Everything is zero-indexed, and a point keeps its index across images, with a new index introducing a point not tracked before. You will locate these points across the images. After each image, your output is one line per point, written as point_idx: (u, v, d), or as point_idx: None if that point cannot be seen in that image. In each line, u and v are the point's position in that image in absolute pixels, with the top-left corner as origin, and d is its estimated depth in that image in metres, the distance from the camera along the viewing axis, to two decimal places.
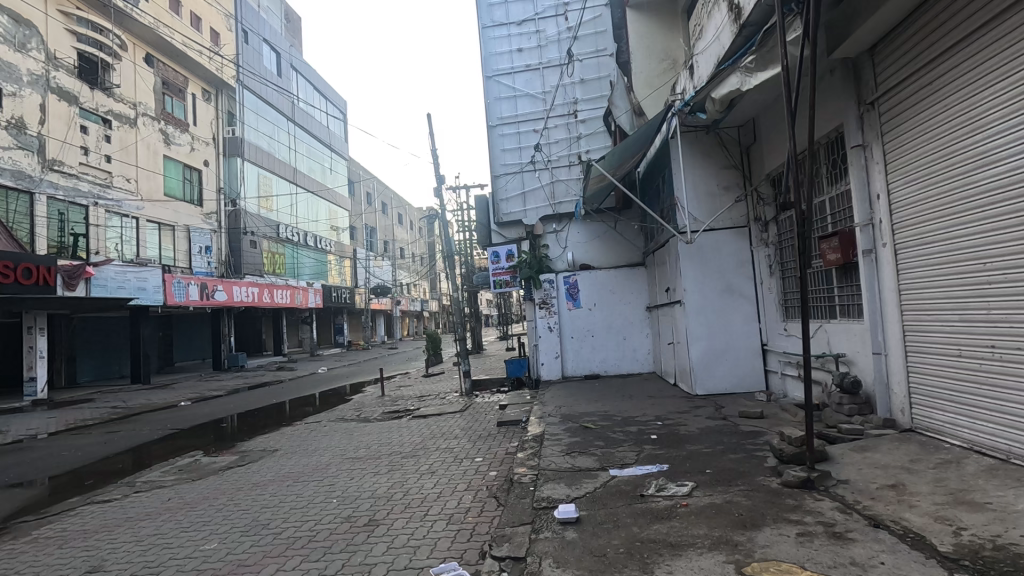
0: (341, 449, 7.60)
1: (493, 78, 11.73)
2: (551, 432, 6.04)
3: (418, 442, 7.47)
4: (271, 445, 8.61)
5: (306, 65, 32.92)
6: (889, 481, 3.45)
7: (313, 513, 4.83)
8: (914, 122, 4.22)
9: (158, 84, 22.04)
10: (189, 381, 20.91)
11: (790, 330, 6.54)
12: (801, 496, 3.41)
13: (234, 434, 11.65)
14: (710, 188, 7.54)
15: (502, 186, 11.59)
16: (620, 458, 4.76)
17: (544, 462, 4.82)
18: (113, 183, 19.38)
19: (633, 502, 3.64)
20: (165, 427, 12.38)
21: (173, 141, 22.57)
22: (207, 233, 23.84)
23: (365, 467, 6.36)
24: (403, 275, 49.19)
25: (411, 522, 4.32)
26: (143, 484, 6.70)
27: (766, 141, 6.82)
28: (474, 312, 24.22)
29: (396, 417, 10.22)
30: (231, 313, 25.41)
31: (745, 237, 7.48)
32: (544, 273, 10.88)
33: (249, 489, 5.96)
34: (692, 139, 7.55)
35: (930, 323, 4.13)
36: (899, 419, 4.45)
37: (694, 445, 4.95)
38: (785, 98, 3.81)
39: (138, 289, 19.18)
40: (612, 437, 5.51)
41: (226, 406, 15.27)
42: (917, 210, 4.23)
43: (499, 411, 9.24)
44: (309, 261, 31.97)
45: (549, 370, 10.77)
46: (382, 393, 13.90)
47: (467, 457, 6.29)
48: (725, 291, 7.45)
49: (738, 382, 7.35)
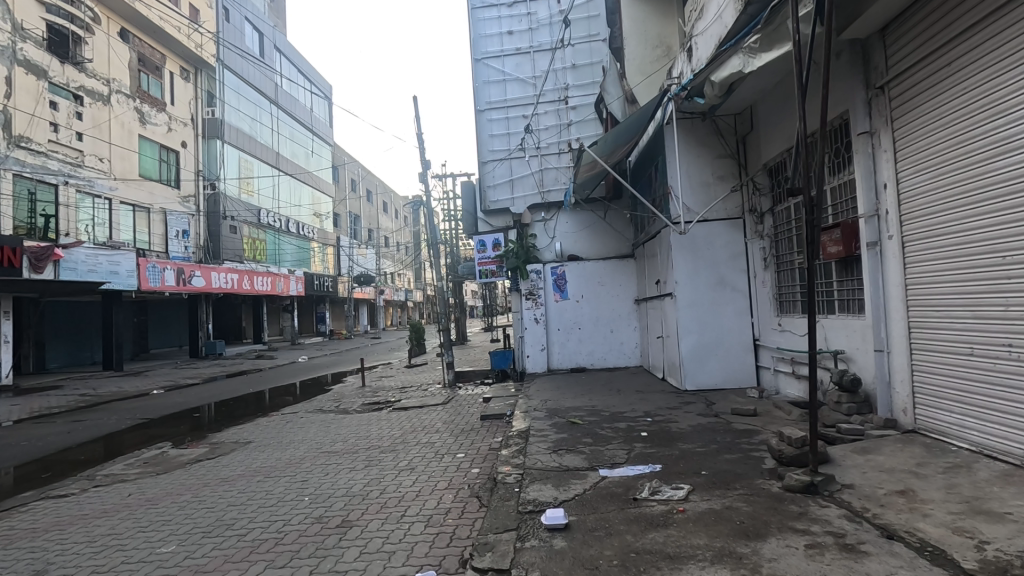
0: (317, 441, 7.27)
1: (481, 62, 11.36)
2: (537, 428, 5.79)
3: (397, 435, 7.17)
4: (245, 436, 8.25)
5: (290, 47, 32.08)
6: (897, 487, 3.24)
7: (283, 513, 4.52)
8: (928, 107, 3.99)
9: (133, 61, 21.24)
10: (164, 369, 20.29)
11: (784, 325, 6.36)
12: (805, 502, 3.19)
13: (208, 424, 11.23)
14: (704, 177, 7.30)
15: (489, 173, 11.24)
16: (609, 456, 4.52)
17: (529, 460, 4.57)
18: (85, 163, 18.64)
19: (626, 507, 3.40)
20: (135, 416, 11.91)
21: (149, 121, 21.81)
22: (184, 217, 23.14)
23: (341, 463, 6.05)
24: (387, 263, 48.56)
25: (386, 524, 4.04)
26: (104, 478, 6.32)
27: (764, 130, 6.61)
28: (459, 303, 23.85)
29: (376, 409, 9.89)
30: (209, 299, 24.76)
31: (739, 229, 7.26)
32: (530, 264, 10.63)
33: (215, 484, 5.62)
34: (687, 126, 7.30)
35: (938, 320, 3.95)
36: (901, 419, 4.27)
37: (687, 444, 4.72)
38: (797, 75, 3.55)
39: (111, 273, 18.49)
40: (600, 434, 5.26)
41: (200, 395, 14.77)
42: (928, 200, 4.02)
43: (483, 404, 8.98)
44: (291, 247, 31.27)
45: (534, 363, 10.51)
46: (363, 384, 13.56)
47: (449, 453, 6.01)
48: (717, 283, 7.23)
49: (729, 377, 7.16)
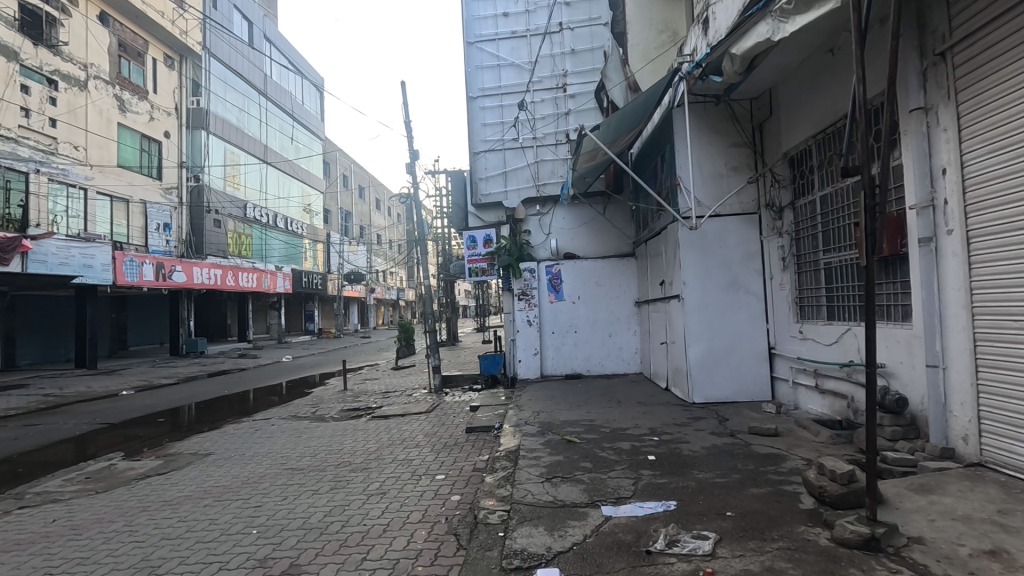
0: (282, 455, 6.51)
1: (474, 45, 10.60)
2: (528, 447, 5.08)
3: (372, 450, 6.42)
4: (206, 446, 7.48)
5: (280, 37, 31.20)
6: (983, 546, 2.56)
7: (222, 552, 3.77)
8: (1008, 75, 3.29)
9: (114, 45, 20.38)
10: (140, 368, 19.41)
11: (805, 332, 5.69)
12: (869, 567, 2.51)
13: (172, 428, 10.40)
14: (717, 168, 6.61)
15: (480, 165, 10.51)
16: (613, 487, 3.81)
17: (517, 492, 3.83)
18: (59, 150, 17.79)
19: (637, 563, 2.72)
20: (95, 420, 11.06)
21: (129, 109, 20.93)
22: (166, 209, 22.24)
23: (303, 484, 5.29)
24: (378, 261, 47.75)
25: (341, 573, 3.30)
26: (33, 498, 5.53)
27: (786, 115, 5.93)
28: (450, 302, 23.10)
29: (354, 417, 9.13)
30: (191, 295, 23.86)
31: (755, 225, 6.57)
32: (524, 262, 9.91)
33: (156, 510, 4.87)
34: (699, 111, 6.61)
35: (1014, 334, 3.25)
36: (961, 448, 3.61)
37: (703, 472, 4.02)
38: (856, 24, 2.86)
39: (84, 267, 17.54)
40: (601, 457, 4.55)
41: (173, 397, 13.94)
42: (1002, 184, 3.33)
43: (470, 413, 8.25)
44: (279, 243, 30.43)
45: (526, 368, 9.81)
46: (344, 387, 12.80)
47: (427, 474, 5.29)
48: (729, 285, 6.53)
49: (740, 389, 6.48)
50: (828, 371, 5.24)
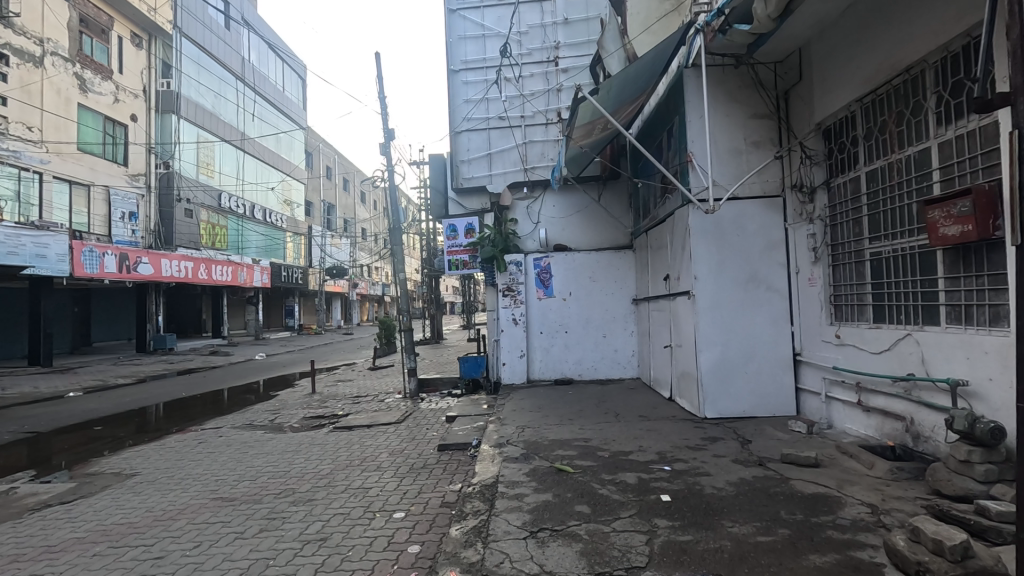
0: (216, 480, 5.41)
1: (456, 13, 9.51)
2: (508, 478, 4.08)
3: (324, 474, 5.35)
4: (133, 464, 6.37)
5: (258, 20, 29.77)
6: None
7: None
8: None
9: (74, 20, 19.00)
10: (99, 366, 18.07)
11: (842, 337, 4.74)
12: None
13: (106, 432, 9.15)
14: (735, 143, 5.66)
15: (462, 145, 9.46)
16: (620, 547, 2.83)
17: (490, 557, 2.81)
18: (9, 130, 16.36)
19: None
20: (26, 426, 9.83)
21: (91, 89, 19.52)
22: (132, 197, 20.91)
23: (228, 522, 4.22)
24: (361, 255, 46.43)
25: None
26: None
27: (821, 75, 4.95)
28: (433, 298, 21.96)
29: (317, 426, 8.05)
30: (160, 289, 22.50)
31: (779, 211, 5.59)
32: (509, 254, 8.88)
33: (28, 561, 3.78)
34: (716, 76, 5.65)
35: None
36: None
37: (736, 524, 3.04)
38: None
39: (37, 257, 16.13)
40: (601, 496, 3.56)
41: (125, 399, 12.68)
42: None
43: (446, 425, 7.23)
44: (256, 235, 29.11)
45: (511, 373, 8.78)
46: (312, 390, 11.65)
47: (384, 510, 4.25)
48: (748, 281, 5.57)
49: (760, 402, 5.52)
50: (876, 386, 4.29)
